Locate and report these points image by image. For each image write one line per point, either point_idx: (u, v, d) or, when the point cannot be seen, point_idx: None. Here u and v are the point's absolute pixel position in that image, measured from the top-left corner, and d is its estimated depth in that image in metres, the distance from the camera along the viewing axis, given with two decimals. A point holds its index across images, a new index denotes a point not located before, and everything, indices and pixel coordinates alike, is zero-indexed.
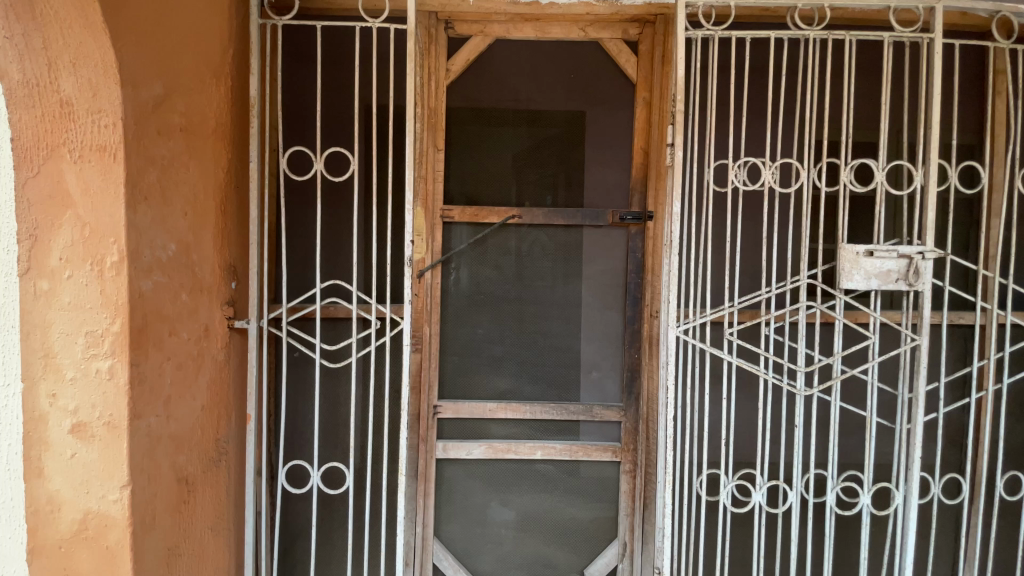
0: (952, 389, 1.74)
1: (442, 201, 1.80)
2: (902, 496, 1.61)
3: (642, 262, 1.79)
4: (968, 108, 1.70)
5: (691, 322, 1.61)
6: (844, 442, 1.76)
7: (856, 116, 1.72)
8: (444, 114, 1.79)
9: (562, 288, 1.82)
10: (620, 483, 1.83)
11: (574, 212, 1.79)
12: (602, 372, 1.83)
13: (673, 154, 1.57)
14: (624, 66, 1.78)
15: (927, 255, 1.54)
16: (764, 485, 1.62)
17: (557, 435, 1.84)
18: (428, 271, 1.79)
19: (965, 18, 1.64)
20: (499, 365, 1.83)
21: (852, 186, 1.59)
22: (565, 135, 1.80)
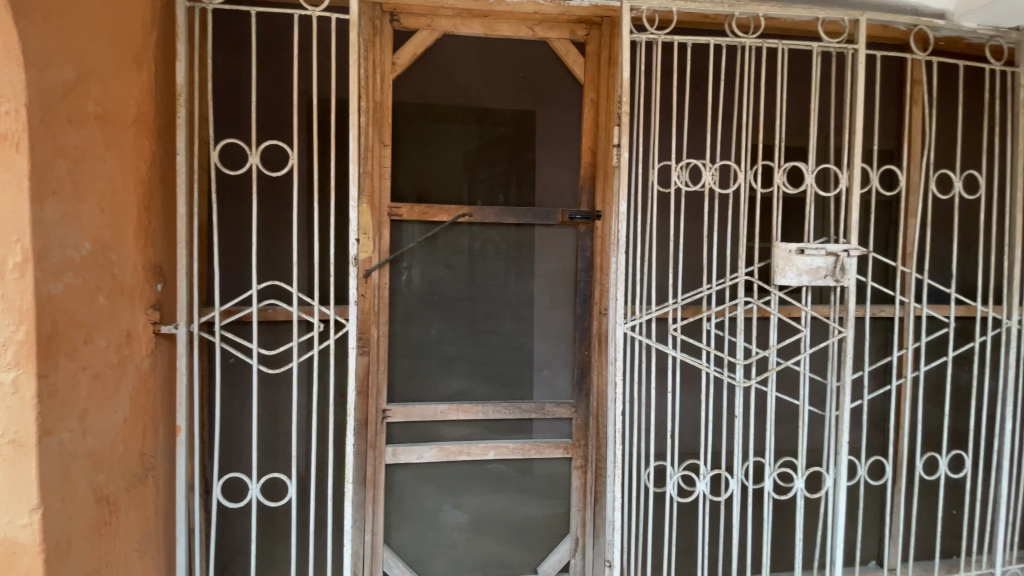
0: (875, 377, 1.87)
1: (390, 198, 1.74)
2: (832, 479, 1.71)
3: (592, 260, 1.81)
4: (888, 115, 1.83)
5: (638, 319, 1.64)
6: (781, 430, 1.85)
7: (789, 121, 1.81)
8: (390, 109, 1.73)
9: (513, 287, 1.81)
10: (571, 479, 1.84)
11: (525, 211, 1.78)
12: (553, 370, 1.83)
13: (619, 154, 1.59)
14: (572, 66, 1.79)
15: (852, 253, 1.64)
16: (708, 475, 1.67)
17: (509, 434, 1.82)
18: (375, 270, 1.72)
19: (885, 31, 1.76)
20: (451, 366, 1.80)
21: (785, 188, 1.67)
22: (514, 134, 1.79)
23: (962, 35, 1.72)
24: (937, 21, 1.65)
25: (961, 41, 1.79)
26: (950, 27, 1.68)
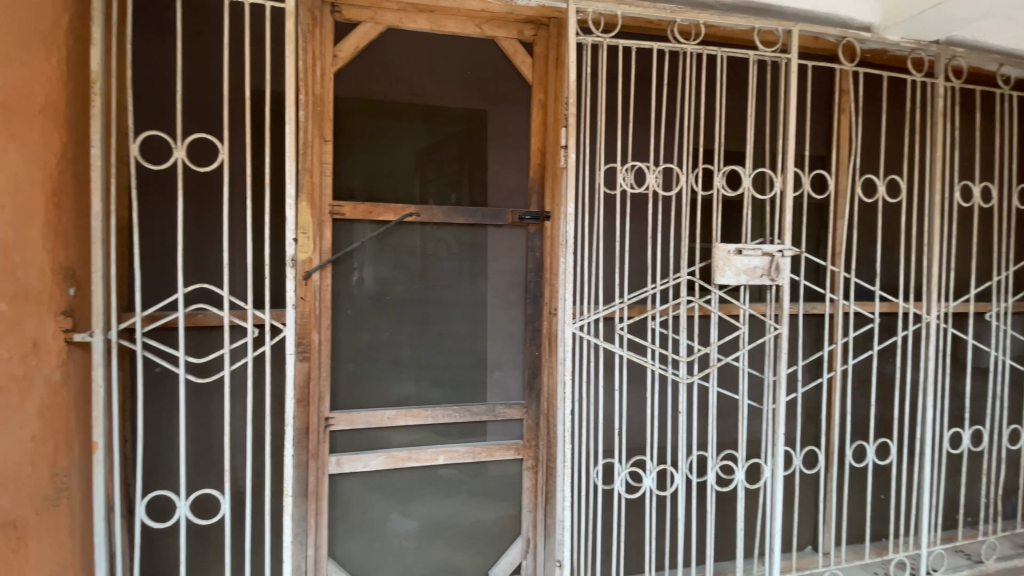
0: (808, 371, 1.98)
1: (331, 196, 1.66)
2: (770, 470, 1.78)
3: (541, 261, 1.80)
4: (818, 123, 1.95)
5: (586, 319, 1.65)
6: (723, 425, 1.91)
7: (728, 126, 1.88)
8: (331, 103, 1.65)
9: (463, 288, 1.77)
10: (522, 480, 1.83)
11: (474, 210, 1.75)
12: (504, 371, 1.81)
13: (567, 155, 1.60)
14: (520, 66, 1.78)
15: (785, 253, 1.73)
16: (654, 470, 1.70)
17: (460, 438, 1.78)
18: (315, 271, 1.64)
19: (815, 42, 1.87)
20: (399, 369, 1.74)
21: (724, 191, 1.73)
22: (463, 132, 1.76)
23: (887, 47, 1.86)
24: (863, 34, 1.77)
25: (885, 53, 1.93)
26: (875, 39, 1.80)
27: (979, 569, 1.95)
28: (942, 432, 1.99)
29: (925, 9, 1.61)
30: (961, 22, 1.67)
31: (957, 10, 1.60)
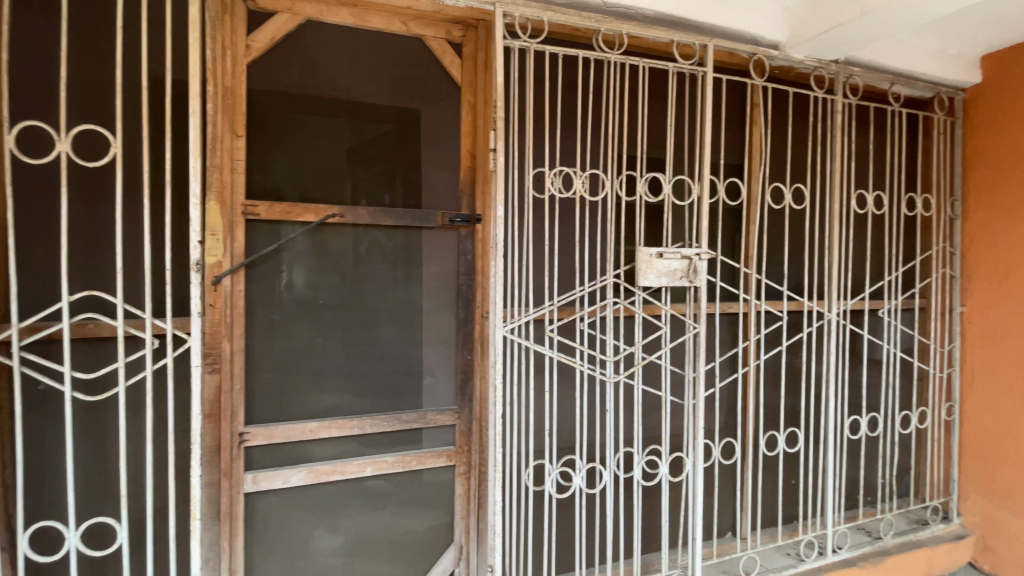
0: (724, 367, 2.10)
1: (245, 195, 1.55)
2: (692, 464, 1.87)
3: (473, 263, 1.77)
4: (732, 134, 2.08)
5: (517, 322, 1.65)
6: (648, 422, 1.97)
7: (652, 134, 1.95)
8: (244, 96, 1.54)
9: (392, 292, 1.71)
10: (455, 487, 1.78)
11: (403, 212, 1.69)
12: (436, 377, 1.76)
13: (496, 159, 1.60)
14: (449, 67, 1.74)
15: (703, 256, 1.82)
16: (584, 468, 1.73)
17: (389, 448, 1.71)
18: (226, 276, 1.52)
19: (730, 57, 1.99)
20: (323, 378, 1.65)
21: (646, 197, 1.80)
22: (390, 131, 1.70)
23: (794, 64, 2.03)
24: (772, 51, 1.92)
25: (792, 69, 2.09)
26: (783, 56, 1.96)
27: (878, 545, 2.19)
28: (842, 420, 2.21)
29: (825, 31, 1.77)
30: (855, 43, 1.85)
31: (850, 33, 1.77)
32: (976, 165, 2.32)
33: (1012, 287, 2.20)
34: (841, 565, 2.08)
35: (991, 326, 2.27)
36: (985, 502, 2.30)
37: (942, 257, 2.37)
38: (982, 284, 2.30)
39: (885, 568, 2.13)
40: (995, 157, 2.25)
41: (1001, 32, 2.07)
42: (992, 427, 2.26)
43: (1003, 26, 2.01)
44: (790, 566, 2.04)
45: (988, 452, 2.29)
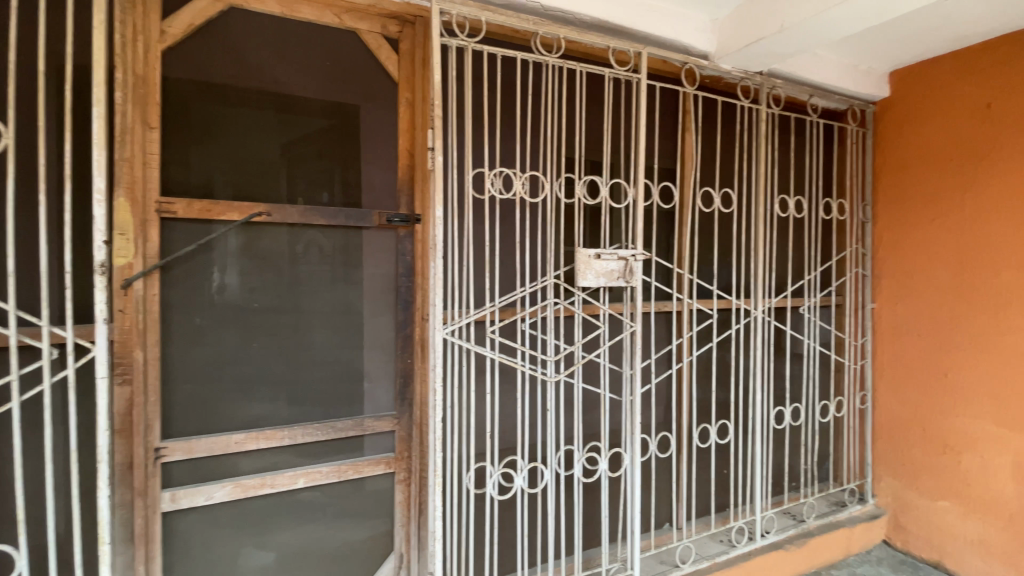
0: (660, 363, 2.16)
1: (159, 192, 1.44)
2: (630, 459, 1.92)
3: (413, 265, 1.73)
4: (666, 139, 2.16)
5: (458, 323, 1.62)
6: (588, 419, 2.00)
7: (590, 137, 1.98)
8: (158, 85, 1.43)
9: (327, 294, 1.64)
10: (394, 495, 1.73)
11: (336, 211, 1.62)
12: (374, 382, 1.70)
13: (433, 158, 1.57)
14: (385, 63, 1.69)
15: (638, 257, 1.88)
16: (525, 469, 1.72)
17: (324, 458, 1.64)
18: (138, 279, 1.40)
19: (663, 65, 2.07)
20: (250, 387, 1.55)
21: (585, 199, 1.83)
22: (323, 127, 1.63)
23: (722, 74, 2.13)
24: (701, 61, 2.01)
25: (722, 79, 2.20)
26: (712, 66, 2.05)
27: (802, 527, 2.34)
28: (768, 411, 2.34)
29: (748, 44, 1.87)
30: (777, 56, 1.97)
31: (772, 47, 1.88)
32: (887, 172, 2.53)
33: (916, 284, 2.41)
34: (769, 548, 2.21)
35: (899, 320, 2.48)
36: (895, 482, 2.52)
37: (855, 257, 2.58)
38: (890, 282, 2.51)
39: (808, 549, 2.28)
40: (902, 165, 2.46)
41: (902, 51, 2.26)
42: (900, 412, 2.48)
43: (902, 45, 2.20)
44: (723, 552, 2.14)
45: (896, 435, 2.51)
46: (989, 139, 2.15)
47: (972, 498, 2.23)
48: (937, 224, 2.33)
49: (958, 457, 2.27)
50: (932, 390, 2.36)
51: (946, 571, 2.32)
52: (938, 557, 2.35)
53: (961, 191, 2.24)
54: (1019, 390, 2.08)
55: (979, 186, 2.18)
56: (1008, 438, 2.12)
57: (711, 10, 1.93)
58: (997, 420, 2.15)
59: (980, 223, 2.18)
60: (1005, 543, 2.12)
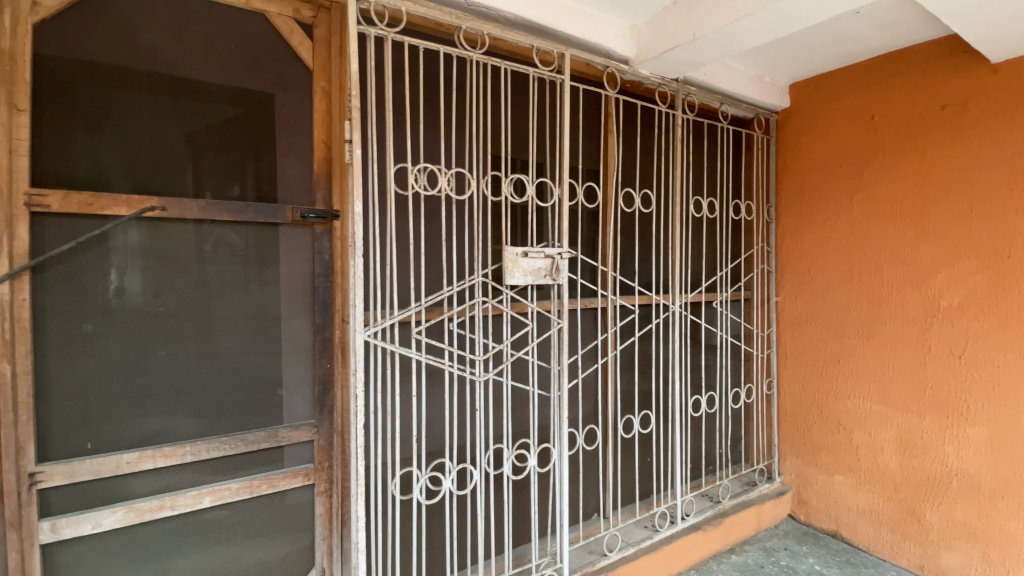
0: (586, 358, 2.22)
1: (31, 183, 1.27)
2: (558, 453, 1.94)
3: (331, 263, 1.64)
4: (589, 140, 2.21)
5: (380, 325, 1.55)
6: (517, 416, 2.00)
7: (517, 135, 1.98)
8: (28, 63, 1.27)
9: (237, 297, 1.52)
10: (315, 507, 1.64)
11: (244, 207, 1.50)
12: (291, 389, 1.61)
13: (352, 151, 1.50)
14: (298, 49, 1.59)
15: (563, 255, 1.90)
16: (454, 471, 1.68)
17: (235, 472, 1.52)
18: (4, 283, 1.23)
19: (586, 68, 2.12)
20: (146, 400, 1.41)
21: (512, 197, 1.82)
22: (227, 115, 1.50)
23: (642, 79, 2.21)
24: (622, 65, 2.07)
25: (641, 84, 2.28)
26: (632, 70, 2.12)
27: (717, 508, 2.49)
28: (686, 400, 2.47)
29: (665, 50, 1.95)
30: (691, 64, 2.07)
31: (687, 54, 1.96)
32: (789, 176, 2.74)
33: (814, 279, 2.63)
34: (689, 530, 2.33)
35: (800, 312, 2.70)
36: (798, 460, 2.74)
37: (761, 255, 2.80)
38: (792, 277, 2.73)
39: (723, 528, 2.43)
40: (801, 169, 2.68)
41: (799, 64, 2.46)
42: (802, 397, 2.70)
43: (800, 58, 2.38)
44: (647, 537, 2.24)
45: (798, 417, 2.73)
46: (874, 147, 2.39)
47: (862, 471, 2.47)
48: (831, 224, 2.55)
49: (850, 434, 2.51)
50: (828, 374, 2.59)
51: (842, 539, 2.56)
52: (835, 526, 2.59)
53: (851, 194, 2.47)
54: (899, 373, 2.33)
55: (866, 190, 2.42)
56: (891, 415, 2.37)
57: (630, 17, 1.99)
58: (882, 400, 2.39)
59: (866, 223, 2.42)
60: (890, 509, 2.37)
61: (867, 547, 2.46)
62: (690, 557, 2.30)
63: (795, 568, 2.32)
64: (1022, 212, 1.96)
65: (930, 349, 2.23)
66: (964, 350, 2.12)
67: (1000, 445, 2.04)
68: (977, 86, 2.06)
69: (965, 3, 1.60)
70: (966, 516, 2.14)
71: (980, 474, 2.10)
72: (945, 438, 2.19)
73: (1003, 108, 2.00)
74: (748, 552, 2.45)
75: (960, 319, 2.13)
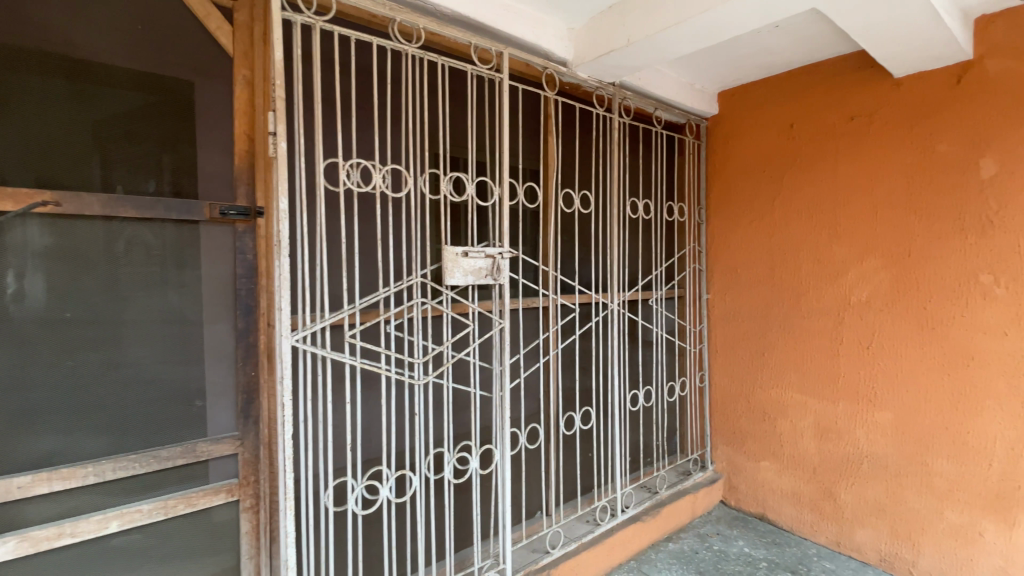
0: (528, 358, 2.22)
1: None
2: (501, 454, 1.93)
3: (254, 264, 1.54)
4: (528, 140, 2.22)
5: (310, 329, 1.47)
6: (458, 418, 1.98)
7: (455, 133, 1.95)
8: None
9: (149, 301, 1.40)
10: (241, 524, 1.54)
11: (155, 202, 1.38)
12: (212, 400, 1.49)
13: (276, 145, 1.41)
14: (217, 34, 1.48)
15: (504, 255, 1.89)
16: (392, 479, 1.61)
17: (149, 491, 1.41)
18: None
19: (525, 68, 2.12)
20: (42, 417, 1.26)
21: (450, 196, 1.78)
22: (134, 103, 1.38)
23: (579, 82, 2.24)
24: (560, 67, 2.10)
25: (579, 87, 2.32)
26: (570, 73, 2.15)
27: (655, 498, 2.58)
28: (625, 394, 2.53)
29: (602, 54, 1.98)
30: (626, 69, 2.12)
31: (622, 58, 2.01)
32: (717, 180, 2.87)
33: (741, 278, 2.78)
34: (629, 522, 2.39)
35: (729, 308, 2.84)
36: (728, 448, 2.88)
37: (692, 254, 2.93)
38: (721, 275, 2.87)
39: (660, 518, 2.51)
40: (729, 174, 2.81)
41: (726, 73, 2.58)
42: (731, 389, 2.85)
43: (727, 67, 2.50)
44: (589, 531, 2.28)
45: (728, 408, 2.87)
46: (793, 155, 2.54)
47: (785, 457, 2.64)
48: (755, 225, 2.70)
49: (774, 422, 2.67)
50: (753, 367, 2.74)
51: (768, 521, 2.71)
52: (761, 509, 2.74)
53: (773, 197, 2.62)
54: (816, 363, 2.49)
55: (786, 193, 2.57)
56: (809, 403, 2.53)
57: (568, 19, 2.02)
58: (801, 390, 2.56)
59: (786, 225, 2.57)
60: (810, 491, 2.54)
61: (791, 527, 2.62)
62: (630, 548, 2.37)
63: (727, 551, 2.44)
64: (920, 215, 2.15)
65: (842, 342, 2.40)
66: (871, 341, 2.31)
67: (903, 427, 2.23)
68: (881, 99, 2.24)
69: (872, 21, 1.73)
70: (876, 494, 2.32)
71: (886, 454, 2.28)
72: (856, 423, 2.37)
73: (904, 119, 2.18)
74: (683, 539, 2.54)
75: (868, 313, 2.31)
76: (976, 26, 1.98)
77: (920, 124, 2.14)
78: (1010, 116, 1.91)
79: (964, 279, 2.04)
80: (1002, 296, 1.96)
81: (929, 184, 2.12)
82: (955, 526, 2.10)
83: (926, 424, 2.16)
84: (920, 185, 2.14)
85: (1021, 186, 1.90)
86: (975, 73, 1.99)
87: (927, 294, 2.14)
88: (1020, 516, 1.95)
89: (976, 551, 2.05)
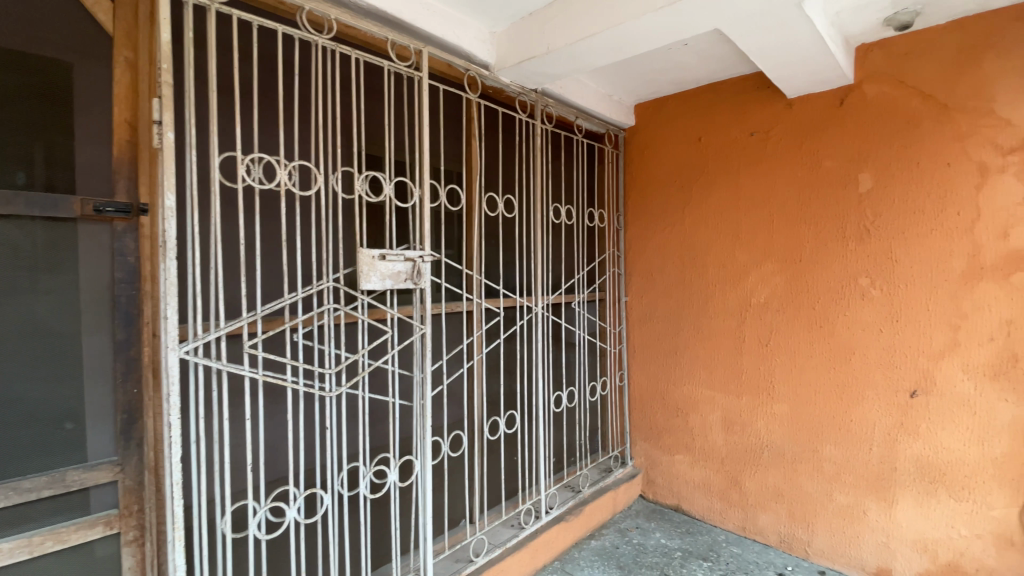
0: (452, 363, 2.18)
1: None
2: (421, 465, 1.86)
3: (136, 268, 1.38)
4: (450, 142, 2.19)
5: (202, 339, 1.34)
6: (375, 430, 1.89)
7: (371, 132, 1.88)
8: None
9: (7, 309, 1.21)
10: (123, 559, 1.36)
11: (17, 196, 1.20)
12: (84, 423, 1.31)
13: (162, 136, 1.28)
14: (95, 9, 1.31)
15: (424, 258, 1.84)
16: (300, 499, 1.50)
17: (8, 530, 1.21)
18: None
19: (447, 69, 2.10)
20: None
21: (366, 196, 1.70)
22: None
23: (501, 86, 2.25)
24: (484, 71, 2.11)
25: (502, 92, 2.33)
26: (492, 77, 2.15)
27: (579, 497, 2.63)
28: (548, 396, 2.56)
29: (523, 60, 2.00)
30: (546, 76, 2.14)
31: (542, 65, 2.03)
32: (634, 188, 2.99)
33: (656, 281, 2.91)
34: (552, 522, 2.42)
35: (645, 310, 2.96)
36: (646, 444, 3.01)
37: (612, 259, 3.02)
38: (638, 279, 2.99)
39: (583, 516, 2.56)
40: (644, 183, 2.94)
41: (640, 86, 2.69)
42: (647, 387, 2.97)
43: (641, 80, 2.61)
44: (513, 535, 2.27)
45: (645, 406, 2.99)
46: (701, 165, 2.71)
47: (696, 450, 2.79)
48: (668, 231, 2.84)
49: (686, 417, 2.81)
50: (667, 366, 2.88)
51: (682, 512, 2.85)
52: (676, 501, 2.88)
53: (684, 205, 2.77)
54: (722, 361, 2.66)
55: (695, 201, 2.73)
56: (717, 399, 2.69)
57: (488, 22, 2.01)
58: (710, 386, 2.72)
59: (695, 231, 2.73)
60: (719, 481, 2.70)
61: (702, 516, 2.77)
62: (554, 549, 2.39)
63: (645, 544, 2.53)
64: (809, 223, 2.35)
65: (745, 340, 2.58)
66: (770, 339, 2.49)
67: (798, 418, 2.43)
68: (774, 116, 2.45)
69: (770, 45, 1.88)
70: (776, 481, 2.51)
71: (783, 443, 2.48)
72: (758, 416, 2.55)
73: (795, 135, 2.39)
74: (605, 535, 2.61)
75: (766, 313, 2.50)
76: (857, 54, 2.21)
77: (808, 140, 2.35)
78: (882, 135, 2.15)
79: (846, 282, 2.26)
80: (877, 297, 2.19)
81: (816, 195, 2.33)
82: (844, 506, 2.31)
83: (817, 414, 2.37)
84: (810, 195, 2.35)
85: (892, 198, 2.14)
86: (855, 96, 2.21)
87: (816, 295, 2.34)
88: (896, 494, 2.18)
89: (861, 528, 2.27)
